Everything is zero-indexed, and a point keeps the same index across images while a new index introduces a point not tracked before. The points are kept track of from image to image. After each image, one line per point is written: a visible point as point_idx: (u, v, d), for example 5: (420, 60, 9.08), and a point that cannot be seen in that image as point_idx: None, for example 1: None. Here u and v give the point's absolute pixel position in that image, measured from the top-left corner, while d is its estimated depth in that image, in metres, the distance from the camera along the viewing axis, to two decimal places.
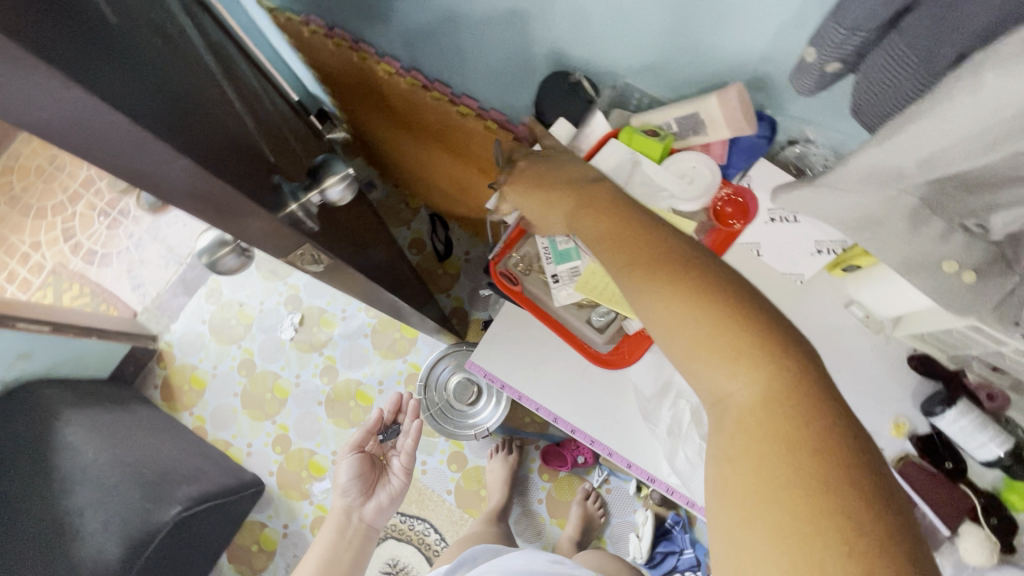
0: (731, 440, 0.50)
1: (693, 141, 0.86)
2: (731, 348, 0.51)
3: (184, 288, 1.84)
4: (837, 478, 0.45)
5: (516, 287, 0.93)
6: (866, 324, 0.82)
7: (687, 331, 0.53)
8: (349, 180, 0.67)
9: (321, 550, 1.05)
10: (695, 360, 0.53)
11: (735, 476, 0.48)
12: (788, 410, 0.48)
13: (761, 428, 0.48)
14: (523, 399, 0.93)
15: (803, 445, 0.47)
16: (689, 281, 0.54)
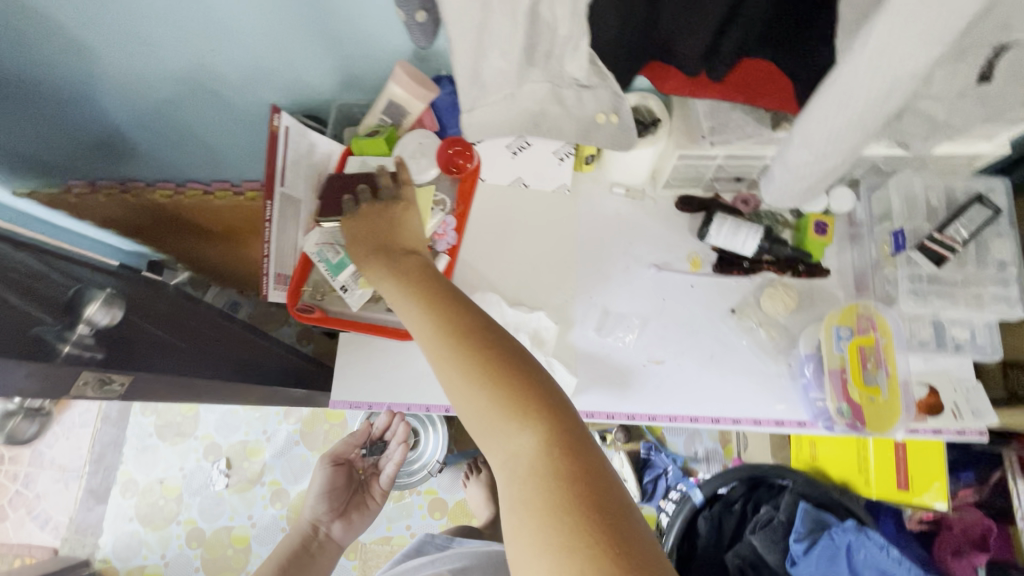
0: (485, 389, 0.49)
1: (408, 122, 0.78)
2: (486, 373, 0.49)
3: (96, 497, 1.71)
4: (544, 414, 0.47)
5: (314, 313, 0.73)
6: (629, 198, 0.86)
7: (482, 392, 0.49)
8: (112, 302, 0.73)
9: (286, 548, 0.92)
10: (440, 359, 0.52)
11: (528, 499, 0.44)
12: (504, 365, 0.50)
13: (449, 329, 0.52)
14: (373, 406, 0.80)
15: (514, 384, 0.49)
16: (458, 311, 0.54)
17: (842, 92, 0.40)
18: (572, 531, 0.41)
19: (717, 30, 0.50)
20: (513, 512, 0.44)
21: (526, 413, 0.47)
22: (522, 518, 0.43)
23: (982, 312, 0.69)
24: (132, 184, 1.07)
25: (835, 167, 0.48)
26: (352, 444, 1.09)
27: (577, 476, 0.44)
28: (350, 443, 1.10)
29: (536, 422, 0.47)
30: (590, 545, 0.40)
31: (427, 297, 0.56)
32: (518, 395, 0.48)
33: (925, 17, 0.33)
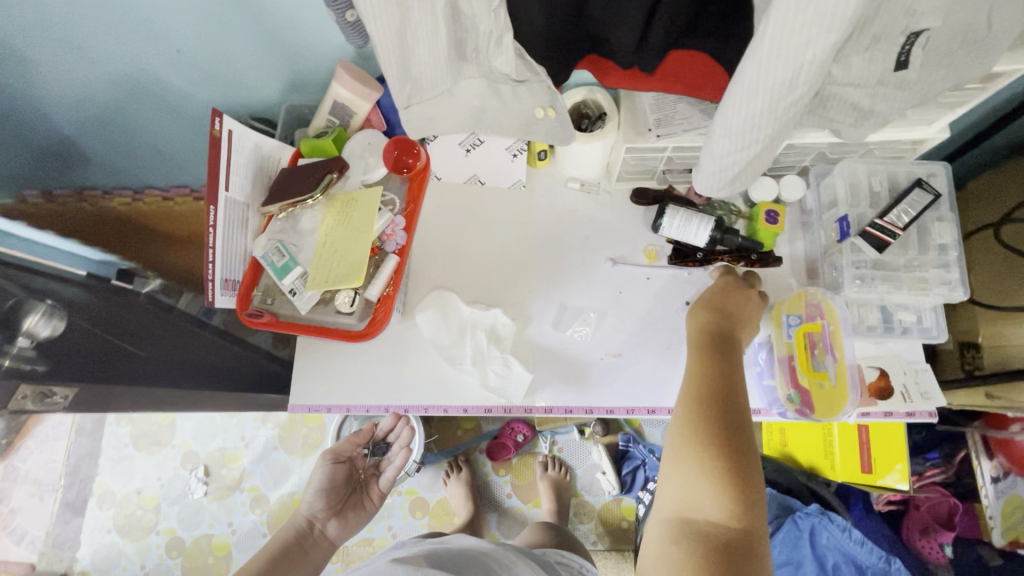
0: (686, 419, 0.59)
1: (356, 122, 0.78)
2: (726, 424, 0.58)
3: (73, 510, 1.69)
4: (723, 415, 0.58)
5: (263, 316, 0.72)
6: (584, 192, 0.86)
7: (694, 462, 0.57)
8: (53, 313, 0.73)
9: (267, 551, 0.82)
10: (690, 451, 0.57)
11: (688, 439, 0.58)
12: (725, 428, 0.58)
13: (703, 365, 0.63)
14: (331, 409, 0.79)
15: (723, 427, 0.58)
16: (711, 371, 0.62)
17: (751, 80, 0.39)
18: (711, 468, 0.56)
19: (642, 23, 0.51)
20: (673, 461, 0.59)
21: (704, 434, 0.57)
22: (690, 466, 0.57)
23: (927, 296, 0.70)
24: None
25: (756, 156, 0.47)
26: (353, 442, 0.98)
27: (735, 445, 0.57)
28: (351, 442, 0.99)
29: (711, 424, 0.58)
30: (721, 482, 0.55)
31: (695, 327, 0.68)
32: (716, 395, 0.60)
33: (816, 6, 0.34)
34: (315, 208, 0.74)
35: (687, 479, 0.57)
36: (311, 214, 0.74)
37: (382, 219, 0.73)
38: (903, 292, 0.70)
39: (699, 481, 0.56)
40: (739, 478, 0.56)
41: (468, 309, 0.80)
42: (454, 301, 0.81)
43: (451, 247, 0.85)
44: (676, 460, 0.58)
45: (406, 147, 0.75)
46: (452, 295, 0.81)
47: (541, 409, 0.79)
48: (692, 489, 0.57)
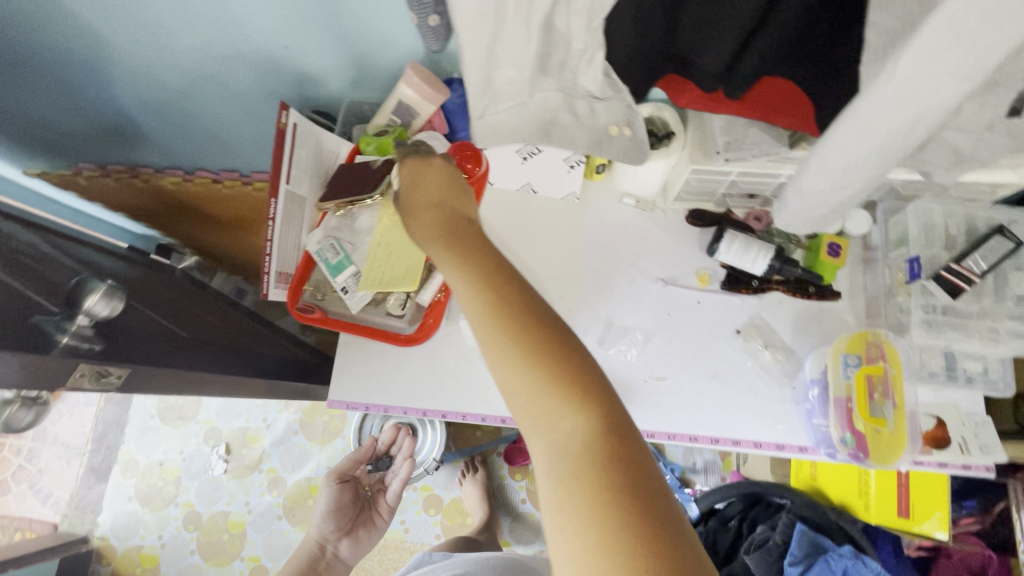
0: (556, 420, 0.40)
1: (417, 124, 0.77)
2: (560, 415, 0.40)
3: (97, 475, 1.73)
4: (591, 396, 0.40)
5: (315, 313, 0.72)
6: (639, 209, 0.84)
7: (547, 446, 0.40)
8: (111, 294, 0.73)
9: (289, 573, 1.01)
10: (542, 464, 0.40)
11: (564, 463, 0.39)
12: (560, 368, 0.40)
13: (534, 372, 0.40)
14: (370, 408, 0.79)
15: (581, 410, 0.39)
16: (536, 352, 0.41)
17: (864, 122, 0.38)
18: (602, 526, 0.36)
19: (735, 49, 0.49)
20: (560, 535, 0.38)
21: (576, 399, 0.40)
22: (574, 536, 0.37)
23: (997, 348, 0.67)
24: (140, 171, 1.08)
25: (854, 195, 0.46)
26: (354, 465, 1.16)
27: (610, 447, 0.39)
28: (351, 463, 1.19)
29: (603, 441, 0.39)
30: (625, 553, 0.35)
31: (477, 261, 0.44)
32: (529, 329, 0.41)
33: (954, 54, 0.32)
34: (372, 208, 0.74)
35: (562, 551, 0.37)
36: (367, 214, 0.75)
37: None
38: (972, 341, 0.67)
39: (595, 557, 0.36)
40: (633, 499, 0.37)
41: None
42: None
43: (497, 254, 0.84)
44: (559, 523, 0.38)
45: (466, 150, 0.74)
46: None
47: None
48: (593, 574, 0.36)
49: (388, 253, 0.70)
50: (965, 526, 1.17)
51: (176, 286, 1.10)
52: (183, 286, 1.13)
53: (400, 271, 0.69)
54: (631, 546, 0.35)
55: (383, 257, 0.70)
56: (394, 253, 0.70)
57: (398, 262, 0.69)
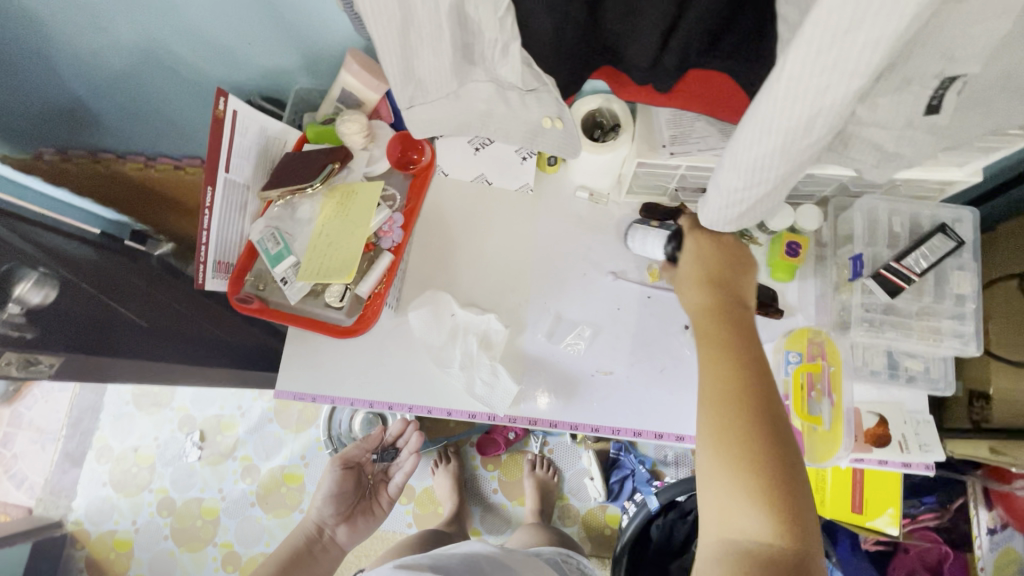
0: (728, 437, 0.54)
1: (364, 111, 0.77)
2: (755, 468, 0.52)
3: (72, 460, 1.74)
4: (784, 461, 0.53)
5: (254, 303, 0.72)
6: (593, 202, 0.83)
7: (732, 459, 0.53)
8: (46, 281, 0.72)
9: (285, 549, 0.98)
10: (712, 466, 0.54)
11: (721, 454, 0.54)
12: (770, 458, 0.53)
13: (726, 361, 0.57)
14: (315, 399, 0.79)
15: (765, 453, 0.53)
16: (747, 415, 0.54)
17: (764, 118, 0.37)
18: (755, 476, 0.52)
19: (660, 40, 0.48)
20: (711, 487, 0.54)
21: (756, 463, 0.52)
22: (724, 489, 0.53)
23: (935, 347, 0.67)
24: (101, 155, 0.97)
25: (767, 193, 0.44)
26: (359, 452, 1.10)
27: (770, 457, 0.53)
28: (357, 451, 1.12)
29: (762, 452, 0.53)
30: (765, 495, 0.51)
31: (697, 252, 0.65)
32: (731, 337, 0.59)
33: (838, 49, 0.31)
34: (314, 197, 0.73)
35: (726, 491, 0.53)
36: (309, 204, 0.74)
37: (378, 215, 0.73)
38: (911, 341, 0.67)
39: (737, 502, 0.52)
40: (793, 527, 0.51)
41: (461, 312, 0.79)
42: (448, 303, 0.80)
43: (447, 246, 0.83)
44: (712, 477, 0.54)
45: (411, 142, 0.78)
46: (446, 297, 0.80)
47: (526, 420, 0.78)
48: (731, 513, 0.53)
49: (329, 244, 0.70)
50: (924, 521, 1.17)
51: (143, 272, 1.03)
52: (157, 273, 1.06)
53: (339, 262, 0.69)
54: (770, 495, 0.51)
55: (324, 249, 0.70)
56: (335, 245, 0.70)
57: (338, 253, 0.69)
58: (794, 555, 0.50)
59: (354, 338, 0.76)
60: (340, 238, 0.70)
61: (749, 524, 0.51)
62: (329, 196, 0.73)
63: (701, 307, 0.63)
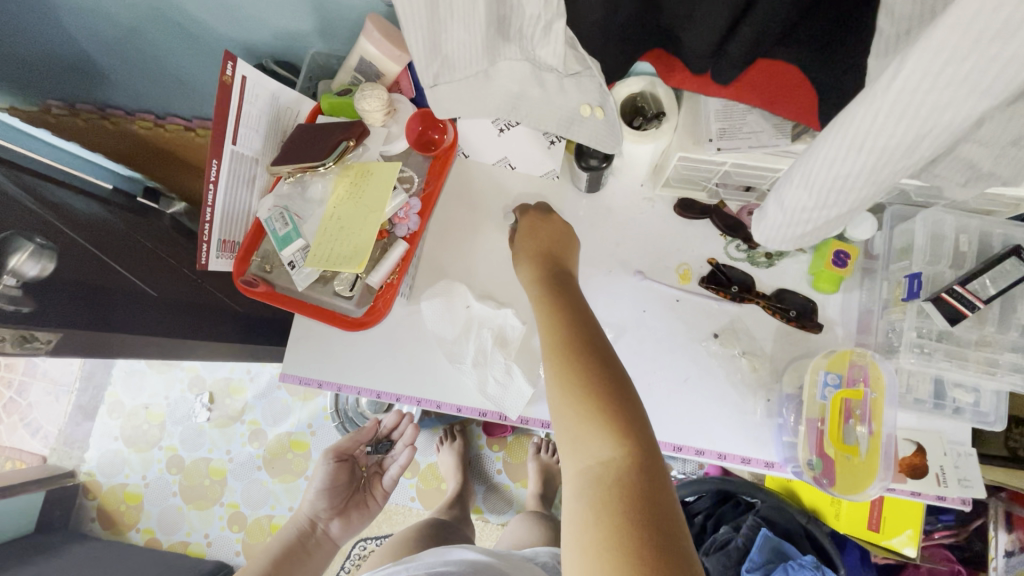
0: (568, 368, 0.54)
1: (383, 83, 0.71)
2: (593, 402, 0.51)
3: (85, 413, 1.77)
4: (610, 384, 0.53)
5: (261, 288, 0.68)
6: (632, 196, 0.77)
7: (574, 398, 0.52)
8: (42, 253, 0.68)
9: (278, 545, 0.99)
10: (557, 413, 0.53)
11: (566, 389, 0.53)
12: (604, 389, 0.52)
13: (557, 313, 0.60)
14: (322, 384, 0.76)
15: (598, 386, 0.53)
16: (575, 359, 0.54)
17: (856, 134, 0.31)
18: (591, 403, 0.51)
19: (727, 25, 0.42)
20: (560, 428, 0.53)
21: (591, 396, 0.52)
22: (569, 423, 0.52)
23: (991, 381, 0.61)
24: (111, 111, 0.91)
25: (839, 214, 0.39)
26: (353, 445, 1.09)
27: (606, 392, 0.52)
28: (351, 442, 1.12)
29: (594, 386, 0.52)
30: (608, 418, 0.50)
31: (533, 229, 0.71)
32: (563, 301, 0.61)
33: (974, 60, 0.25)
34: (326, 177, 0.69)
35: (572, 426, 0.52)
36: (321, 184, 0.69)
37: (394, 199, 0.69)
38: (966, 373, 0.61)
39: (584, 430, 0.51)
40: (636, 453, 0.49)
41: (476, 306, 0.75)
42: (464, 295, 0.76)
43: (466, 235, 0.78)
44: (557, 414, 0.53)
45: (432, 121, 0.72)
46: (461, 288, 0.76)
47: (538, 422, 0.74)
48: (582, 444, 0.50)
49: (341, 229, 0.65)
50: (938, 538, 1.14)
51: (157, 236, 0.97)
52: (172, 235, 1.02)
53: (351, 248, 0.64)
54: (612, 419, 0.50)
55: (334, 235, 0.66)
56: (347, 230, 0.65)
57: (349, 240, 0.65)
58: (637, 466, 0.48)
59: (365, 330, 0.74)
60: (351, 223, 0.65)
61: (596, 452, 0.49)
62: (342, 179, 0.68)
63: (532, 276, 0.66)
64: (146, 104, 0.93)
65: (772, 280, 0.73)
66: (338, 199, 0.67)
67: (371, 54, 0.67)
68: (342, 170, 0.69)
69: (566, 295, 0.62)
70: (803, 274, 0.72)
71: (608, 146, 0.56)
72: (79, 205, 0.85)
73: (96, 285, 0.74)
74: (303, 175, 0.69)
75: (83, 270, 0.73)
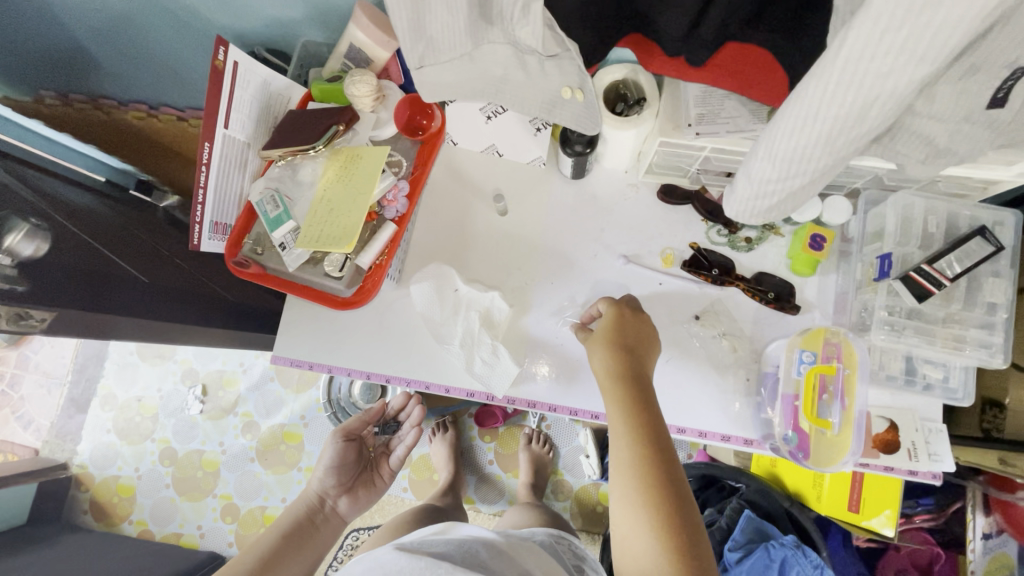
0: (635, 491, 0.56)
1: (373, 70, 0.73)
2: (658, 530, 0.55)
3: (77, 406, 1.77)
4: (677, 511, 0.55)
5: (251, 268, 0.70)
6: (615, 182, 0.79)
7: (641, 523, 0.55)
8: (36, 234, 0.70)
9: (285, 522, 0.92)
10: (622, 527, 0.57)
11: (635, 512, 0.56)
12: (671, 516, 0.55)
13: (633, 422, 0.59)
14: (313, 365, 0.77)
15: (666, 513, 0.55)
16: (648, 479, 0.56)
17: (810, 103, 0.33)
18: (660, 530, 0.55)
19: (697, 8, 0.44)
20: (624, 541, 0.57)
21: (657, 521, 0.55)
22: (632, 541, 0.56)
23: (959, 357, 0.64)
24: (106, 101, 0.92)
25: (802, 186, 0.41)
26: (364, 422, 1.06)
27: (673, 520, 0.55)
28: (362, 420, 1.07)
29: (662, 512, 0.55)
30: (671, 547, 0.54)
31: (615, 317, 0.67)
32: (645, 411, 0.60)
33: (910, 28, 0.27)
34: (317, 160, 0.70)
35: (635, 542, 0.55)
36: (311, 167, 0.70)
37: (382, 182, 0.70)
38: (935, 349, 0.64)
39: (646, 553, 0.55)
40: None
41: (464, 288, 0.77)
42: (452, 277, 0.77)
43: (455, 220, 0.80)
44: (621, 522, 0.57)
45: (420, 107, 0.73)
46: (449, 271, 0.77)
47: (524, 402, 0.76)
48: (640, 563, 0.55)
49: (331, 210, 0.67)
50: (918, 522, 1.16)
51: (152, 226, 0.98)
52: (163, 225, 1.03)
53: (342, 228, 0.66)
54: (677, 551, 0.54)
55: (324, 216, 0.67)
56: (337, 212, 0.67)
57: (340, 220, 0.66)
58: None
59: (354, 309, 0.75)
60: (341, 204, 0.67)
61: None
62: (332, 162, 0.70)
63: (608, 366, 0.64)
64: (139, 93, 0.94)
65: (751, 263, 0.75)
66: (328, 182, 0.69)
67: (361, 41, 0.69)
68: (332, 154, 0.70)
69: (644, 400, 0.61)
70: (780, 258, 0.75)
71: (587, 128, 0.58)
72: (69, 194, 0.86)
73: (87, 265, 0.75)
74: (294, 159, 0.71)
75: (76, 252, 0.75)
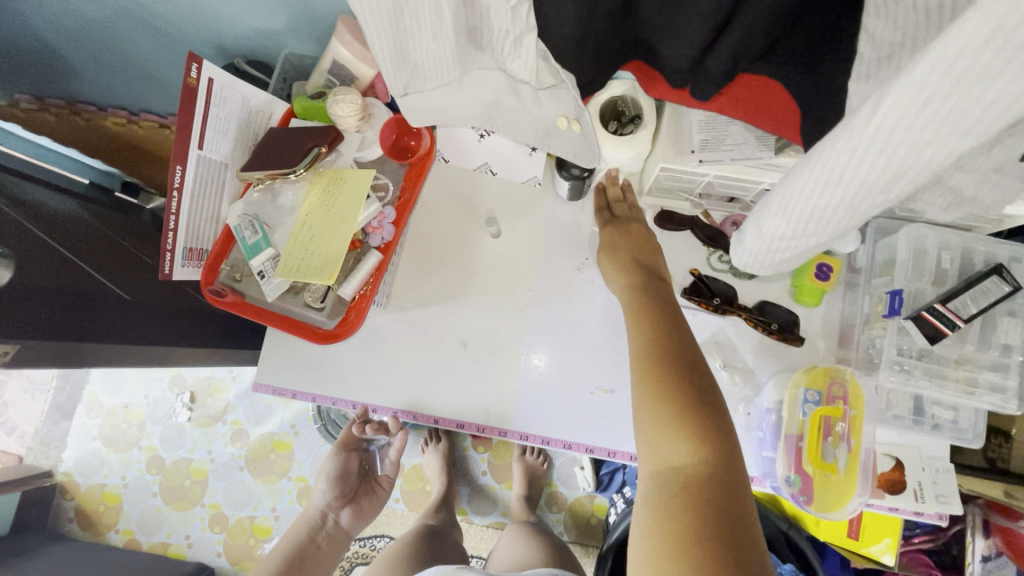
0: (656, 367, 0.55)
1: (359, 87, 0.70)
2: (680, 408, 0.52)
3: (62, 412, 1.73)
4: (699, 389, 0.53)
5: (228, 297, 0.66)
6: None
7: (659, 396, 0.53)
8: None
9: (289, 548, 1.01)
10: (645, 396, 0.54)
11: (658, 383, 0.54)
12: (690, 388, 0.53)
13: (643, 315, 0.60)
14: (297, 395, 0.74)
15: (685, 390, 0.53)
16: (667, 357, 0.55)
17: (833, 166, 0.30)
18: (680, 397, 0.52)
19: (705, 43, 0.41)
20: (643, 420, 0.53)
21: (681, 402, 0.52)
22: (646, 414, 0.53)
23: (971, 400, 0.61)
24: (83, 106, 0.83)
25: (819, 244, 0.37)
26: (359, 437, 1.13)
27: (696, 393, 0.53)
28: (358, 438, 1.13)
29: (682, 383, 0.53)
30: (692, 420, 0.51)
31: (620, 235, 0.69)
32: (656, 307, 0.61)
33: (954, 100, 0.24)
34: (297, 184, 0.66)
35: (654, 415, 0.52)
36: (292, 191, 0.67)
37: (367, 209, 0.66)
38: (946, 392, 0.61)
39: (666, 429, 0.51)
40: (712, 476, 0.48)
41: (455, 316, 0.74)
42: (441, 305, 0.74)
43: (446, 242, 0.77)
44: (640, 400, 0.54)
45: (407, 128, 0.70)
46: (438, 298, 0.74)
47: (516, 435, 0.73)
48: (659, 440, 0.51)
49: (313, 238, 0.63)
50: (918, 544, 1.14)
51: (139, 232, 0.94)
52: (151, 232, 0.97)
53: (323, 258, 0.62)
54: (700, 421, 0.51)
55: (304, 246, 0.63)
56: (320, 240, 0.63)
57: (322, 248, 0.63)
58: (715, 482, 0.48)
59: (337, 341, 0.72)
60: (324, 232, 0.63)
61: (673, 451, 0.50)
62: (315, 186, 0.66)
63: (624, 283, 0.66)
64: None
65: (754, 293, 0.72)
66: (312, 206, 0.65)
67: (345, 57, 0.66)
68: (316, 177, 0.66)
69: (648, 303, 0.62)
70: (785, 288, 0.71)
71: (582, 159, 0.54)
72: (53, 202, 0.80)
73: (60, 289, 0.71)
74: (273, 183, 0.67)
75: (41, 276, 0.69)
